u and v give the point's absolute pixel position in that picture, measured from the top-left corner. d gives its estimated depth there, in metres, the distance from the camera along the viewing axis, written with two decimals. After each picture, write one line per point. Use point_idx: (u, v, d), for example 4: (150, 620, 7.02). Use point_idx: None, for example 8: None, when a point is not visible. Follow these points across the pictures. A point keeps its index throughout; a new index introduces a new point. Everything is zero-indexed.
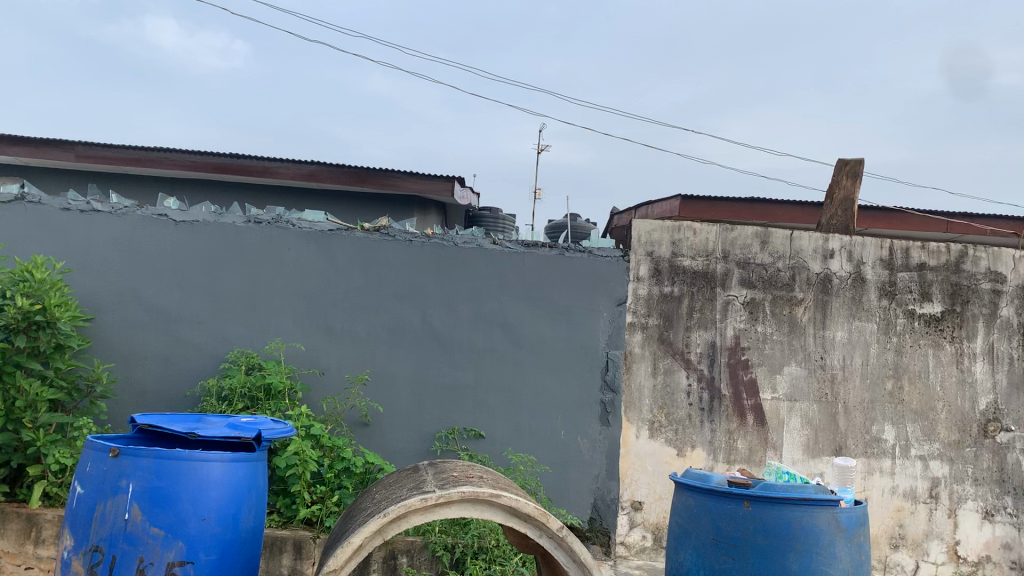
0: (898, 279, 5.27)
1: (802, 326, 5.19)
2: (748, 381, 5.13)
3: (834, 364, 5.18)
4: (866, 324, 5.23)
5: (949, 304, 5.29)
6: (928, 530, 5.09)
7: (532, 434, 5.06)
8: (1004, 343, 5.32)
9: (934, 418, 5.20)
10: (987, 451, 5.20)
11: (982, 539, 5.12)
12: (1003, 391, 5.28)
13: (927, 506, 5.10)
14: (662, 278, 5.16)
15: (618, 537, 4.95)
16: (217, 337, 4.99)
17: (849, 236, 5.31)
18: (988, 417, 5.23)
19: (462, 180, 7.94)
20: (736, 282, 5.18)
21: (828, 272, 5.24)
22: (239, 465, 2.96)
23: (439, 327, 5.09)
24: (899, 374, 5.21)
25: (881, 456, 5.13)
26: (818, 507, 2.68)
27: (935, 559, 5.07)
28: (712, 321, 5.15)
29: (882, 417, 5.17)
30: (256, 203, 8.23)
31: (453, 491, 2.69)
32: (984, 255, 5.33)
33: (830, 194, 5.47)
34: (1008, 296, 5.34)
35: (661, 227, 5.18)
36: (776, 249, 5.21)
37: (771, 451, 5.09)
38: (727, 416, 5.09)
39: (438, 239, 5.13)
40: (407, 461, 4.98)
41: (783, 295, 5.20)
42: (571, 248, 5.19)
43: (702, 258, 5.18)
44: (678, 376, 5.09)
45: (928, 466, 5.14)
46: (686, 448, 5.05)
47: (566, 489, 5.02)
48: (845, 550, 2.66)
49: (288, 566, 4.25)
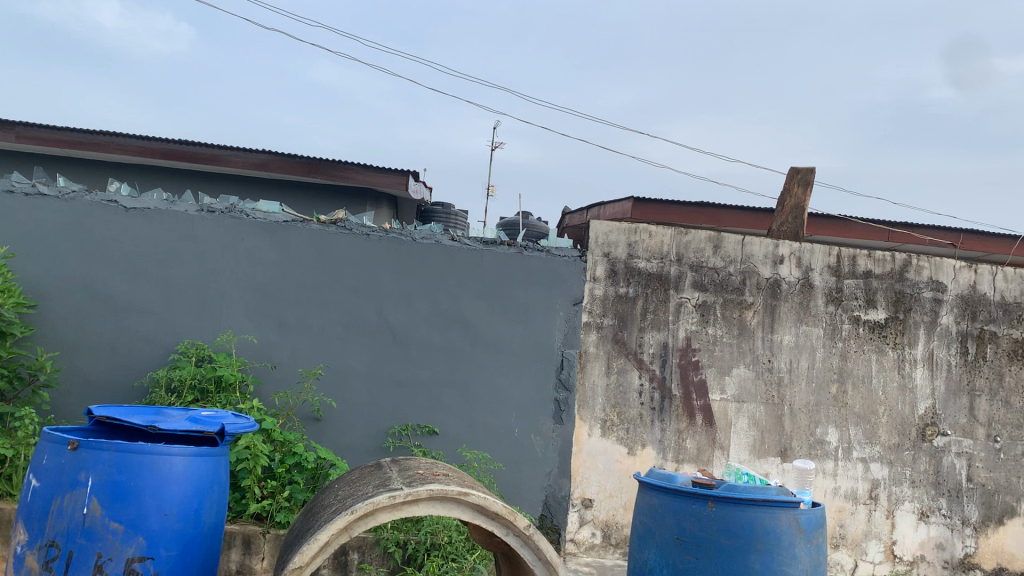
0: (844, 286, 5.41)
1: (751, 329, 5.30)
2: (698, 381, 5.22)
3: (781, 367, 5.30)
4: (813, 329, 5.36)
5: (892, 311, 5.45)
6: (867, 530, 5.25)
7: (486, 431, 5.06)
8: (943, 350, 5.49)
9: (875, 422, 5.35)
10: (924, 455, 5.37)
11: (918, 539, 5.30)
12: (941, 397, 5.45)
13: (867, 507, 5.26)
14: (618, 278, 5.21)
15: (568, 534, 5.00)
16: (166, 327, 4.89)
17: (799, 242, 5.43)
18: (926, 421, 5.41)
19: (416, 175, 7.88)
20: (689, 285, 5.27)
21: (778, 277, 5.35)
22: (201, 460, 2.91)
23: (395, 322, 5.07)
24: (843, 379, 5.36)
25: (824, 458, 5.28)
26: (780, 508, 2.74)
27: (873, 558, 5.24)
28: (666, 322, 5.22)
29: (826, 420, 5.31)
30: (207, 192, 8.07)
31: (421, 489, 2.69)
32: (927, 264, 5.48)
33: (781, 201, 5.59)
34: (948, 304, 5.50)
35: (619, 228, 5.23)
36: (727, 254, 5.32)
37: (718, 451, 5.19)
38: (677, 416, 5.17)
39: (396, 233, 5.10)
40: (358, 457, 4.94)
41: (734, 298, 5.30)
42: (529, 246, 5.21)
43: (657, 261, 5.25)
44: (630, 376, 5.16)
45: (869, 469, 5.30)
46: (637, 446, 5.12)
47: (520, 487, 5.04)
48: (804, 551, 2.73)
49: (236, 562, 4.20)
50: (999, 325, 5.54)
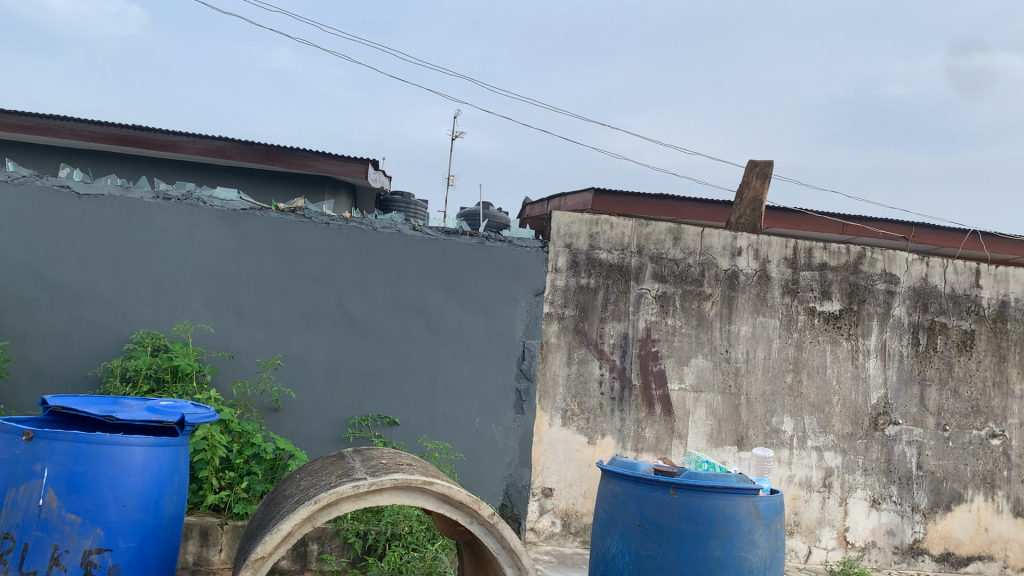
0: (801, 278, 5.50)
1: (709, 320, 5.36)
2: (657, 371, 5.27)
3: (738, 358, 5.38)
4: (769, 320, 5.44)
5: (846, 303, 5.55)
6: (821, 518, 5.36)
7: (446, 421, 5.06)
8: (895, 341, 5.60)
9: (829, 411, 5.46)
10: (876, 443, 5.50)
11: (869, 526, 5.42)
12: (893, 386, 5.57)
13: (821, 494, 5.37)
14: (580, 269, 5.24)
15: (528, 523, 5.04)
16: (121, 316, 4.80)
17: (757, 234, 5.50)
18: (878, 411, 5.53)
19: (376, 164, 7.82)
20: (650, 276, 5.31)
21: (736, 269, 5.42)
22: (161, 451, 2.86)
23: (355, 312, 5.03)
24: (798, 369, 5.45)
25: (779, 447, 5.37)
26: (740, 495, 2.79)
27: (826, 544, 5.35)
28: (626, 313, 5.27)
29: (781, 409, 5.40)
30: (162, 179, 7.93)
31: (386, 478, 2.68)
32: (881, 257, 5.60)
33: (739, 194, 5.66)
34: (900, 296, 5.62)
35: (580, 219, 5.25)
36: (687, 246, 5.37)
37: (677, 439, 5.26)
38: (637, 406, 5.22)
39: (356, 223, 5.06)
40: (318, 447, 4.91)
41: (693, 289, 5.36)
42: (490, 236, 5.20)
43: (618, 252, 5.28)
44: (591, 366, 5.19)
45: (823, 457, 5.41)
46: (597, 436, 5.16)
47: (480, 477, 5.04)
48: (763, 536, 2.78)
49: (193, 553, 4.15)
50: (949, 317, 5.68)
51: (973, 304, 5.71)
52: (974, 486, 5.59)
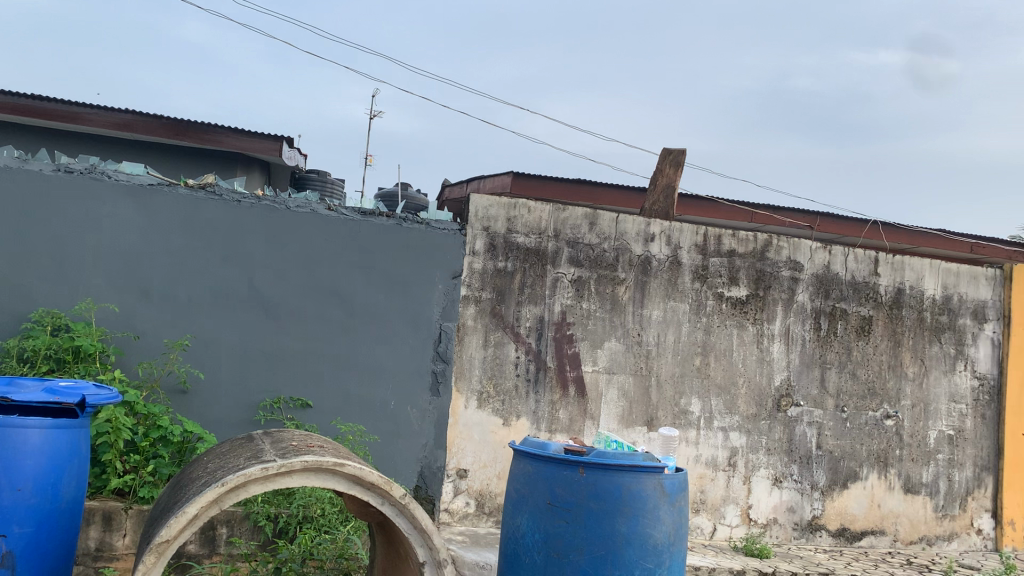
0: (710, 264, 5.66)
1: (623, 304, 5.47)
2: (572, 354, 5.35)
3: (650, 341, 5.51)
4: (680, 304, 5.58)
5: (753, 289, 5.74)
6: (725, 495, 5.55)
7: (360, 403, 5.03)
8: (798, 326, 5.82)
9: (735, 393, 5.65)
10: (779, 424, 5.72)
11: (771, 503, 5.65)
12: (795, 369, 5.80)
13: (726, 473, 5.56)
14: (497, 253, 5.26)
15: (442, 505, 5.06)
16: (18, 294, 4.59)
17: (669, 221, 5.63)
18: (782, 393, 5.74)
19: (291, 141, 7.65)
20: (566, 260, 5.37)
21: (649, 254, 5.54)
22: (60, 433, 2.85)
23: (267, 292, 4.94)
24: (707, 352, 5.62)
25: (687, 427, 5.53)
26: (645, 473, 2.87)
27: (730, 521, 5.55)
28: (542, 297, 5.32)
29: (690, 391, 5.56)
30: (65, 152, 7.60)
31: (296, 460, 2.66)
32: (786, 245, 5.80)
33: (653, 181, 5.78)
34: (804, 283, 5.84)
35: (498, 202, 5.27)
36: (602, 231, 5.45)
37: (589, 421, 5.36)
38: (551, 388, 5.30)
39: (269, 201, 4.96)
40: (228, 430, 4.82)
41: (608, 274, 5.45)
42: (407, 218, 5.17)
43: (535, 236, 5.33)
44: (507, 349, 5.23)
45: (728, 437, 5.59)
46: (511, 418, 5.22)
47: (394, 459, 5.04)
48: (667, 513, 2.87)
49: (95, 539, 4.02)
50: (849, 303, 5.92)
51: (871, 291, 5.97)
52: (868, 464, 5.87)
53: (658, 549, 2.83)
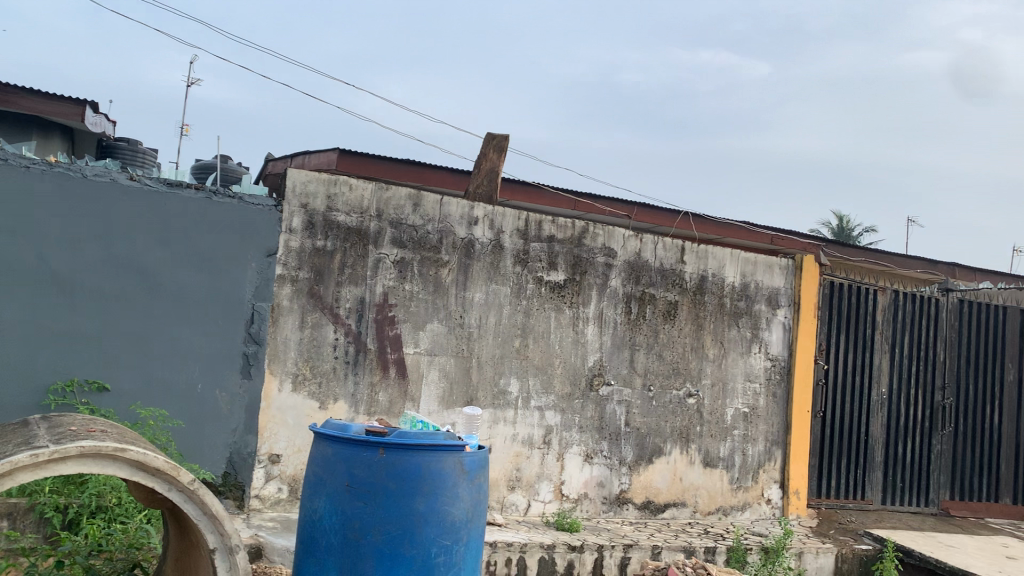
0: (531, 249, 5.78)
1: (445, 286, 5.49)
2: (392, 336, 5.32)
3: (471, 323, 5.56)
4: (501, 287, 5.67)
5: (570, 273, 5.92)
6: (540, 473, 5.72)
7: (164, 387, 4.77)
8: (611, 309, 6.07)
9: (551, 373, 5.82)
10: (592, 403, 5.95)
11: (582, 478, 5.88)
12: (608, 350, 6.04)
13: (541, 451, 5.73)
14: (316, 231, 5.13)
15: (253, 490, 4.92)
16: None
17: (492, 205, 5.69)
18: (594, 373, 5.97)
19: (94, 105, 7.12)
20: (388, 241, 5.32)
21: (472, 237, 5.58)
22: None
23: (59, 267, 4.57)
24: (525, 334, 5.75)
25: (505, 407, 5.64)
26: (444, 452, 2.91)
27: (544, 498, 5.73)
28: (363, 277, 5.24)
29: (508, 372, 5.67)
30: None
31: (73, 447, 2.50)
32: (602, 232, 6.02)
33: (477, 164, 5.82)
34: (618, 269, 6.09)
35: (319, 179, 5.12)
36: (426, 212, 5.44)
37: (409, 402, 5.35)
38: (370, 369, 5.24)
39: (62, 167, 4.58)
40: (11, 416, 4.44)
41: (430, 256, 5.45)
42: (219, 192, 4.93)
43: (356, 215, 5.23)
44: (325, 330, 5.13)
45: (544, 416, 5.76)
46: (328, 400, 5.13)
47: (201, 445, 4.83)
48: (465, 490, 2.93)
49: None
50: (658, 288, 6.24)
51: (678, 278, 6.32)
52: (672, 440, 6.23)
53: (456, 526, 2.90)
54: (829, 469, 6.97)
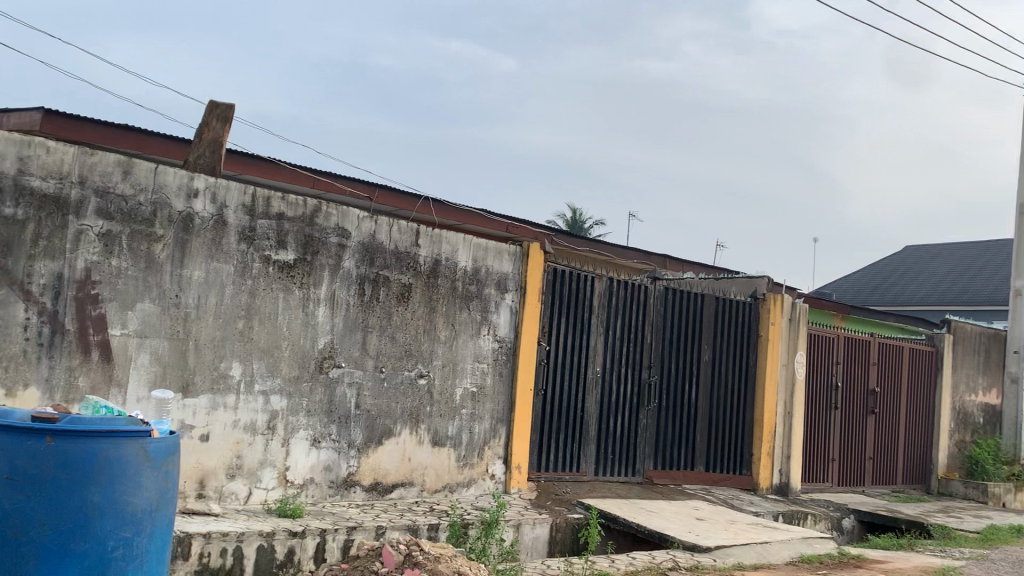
0: (258, 226, 5.54)
1: (159, 263, 5.11)
2: (96, 316, 4.87)
3: (189, 303, 5.23)
4: (224, 266, 5.38)
5: (301, 253, 5.75)
6: (263, 459, 5.54)
7: None
8: (343, 291, 5.98)
9: (278, 356, 5.64)
10: (320, 386, 5.84)
11: (308, 463, 5.77)
12: (339, 332, 5.95)
13: (264, 437, 5.55)
14: (3, 197, 4.55)
15: None
16: None
17: (214, 177, 5.37)
18: (323, 355, 5.86)
19: None
20: (91, 211, 4.86)
21: (192, 211, 5.24)
22: None
23: None
24: (250, 316, 5.51)
25: (226, 392, 5.38)
26: (123, 440, 3.20)
27: (267, 484, 5.55)
28: (61, 251, 4.75)
29: (230, 355, 5.41)
30: None
31: None
32: (335, 211, 5.91)
33: (199, 134, 5.46)
34: (350, 250, 6.01)
35: (7, 138, 4.55)
36: (138, 182, 5.03)
37: (115, 388, 4.94)
38: (69, 352, 4.77)
39: None
40: None
41: (144, 231, 5.05)
42: None
43: (53, 181, 4.72)
44: (13, 309, 4.59)
45: (268, 401, 5.58)
46: (16, 387, 4.59)
47: None
48: (148, 478, 3.28)
49: None
50: (391, 271, 6.24)
51: (411, 260, 6.36)
52: (401, 422, 6.28)
53: (136, 511, 3.24)
54: (548, 444, 7.40)
